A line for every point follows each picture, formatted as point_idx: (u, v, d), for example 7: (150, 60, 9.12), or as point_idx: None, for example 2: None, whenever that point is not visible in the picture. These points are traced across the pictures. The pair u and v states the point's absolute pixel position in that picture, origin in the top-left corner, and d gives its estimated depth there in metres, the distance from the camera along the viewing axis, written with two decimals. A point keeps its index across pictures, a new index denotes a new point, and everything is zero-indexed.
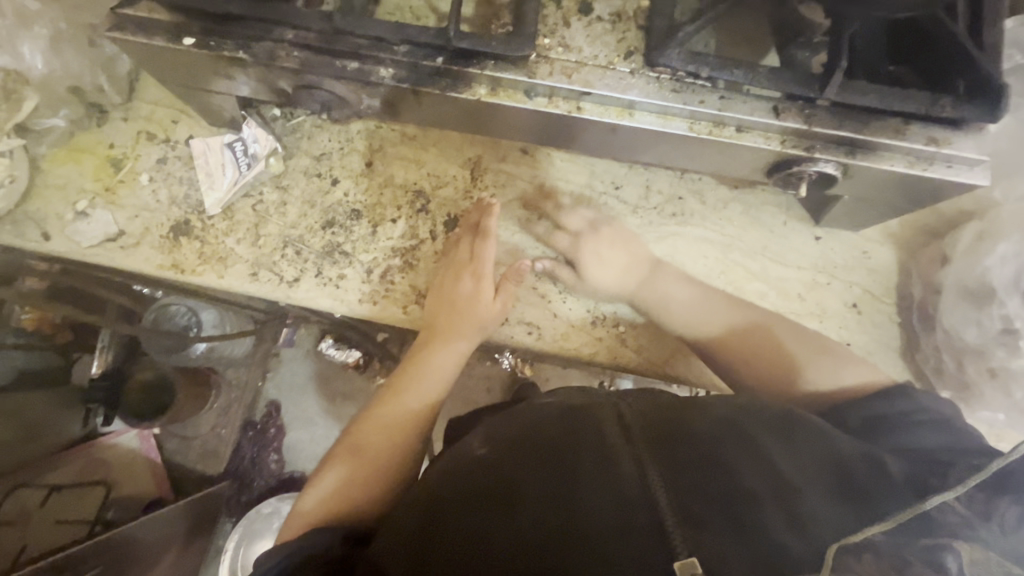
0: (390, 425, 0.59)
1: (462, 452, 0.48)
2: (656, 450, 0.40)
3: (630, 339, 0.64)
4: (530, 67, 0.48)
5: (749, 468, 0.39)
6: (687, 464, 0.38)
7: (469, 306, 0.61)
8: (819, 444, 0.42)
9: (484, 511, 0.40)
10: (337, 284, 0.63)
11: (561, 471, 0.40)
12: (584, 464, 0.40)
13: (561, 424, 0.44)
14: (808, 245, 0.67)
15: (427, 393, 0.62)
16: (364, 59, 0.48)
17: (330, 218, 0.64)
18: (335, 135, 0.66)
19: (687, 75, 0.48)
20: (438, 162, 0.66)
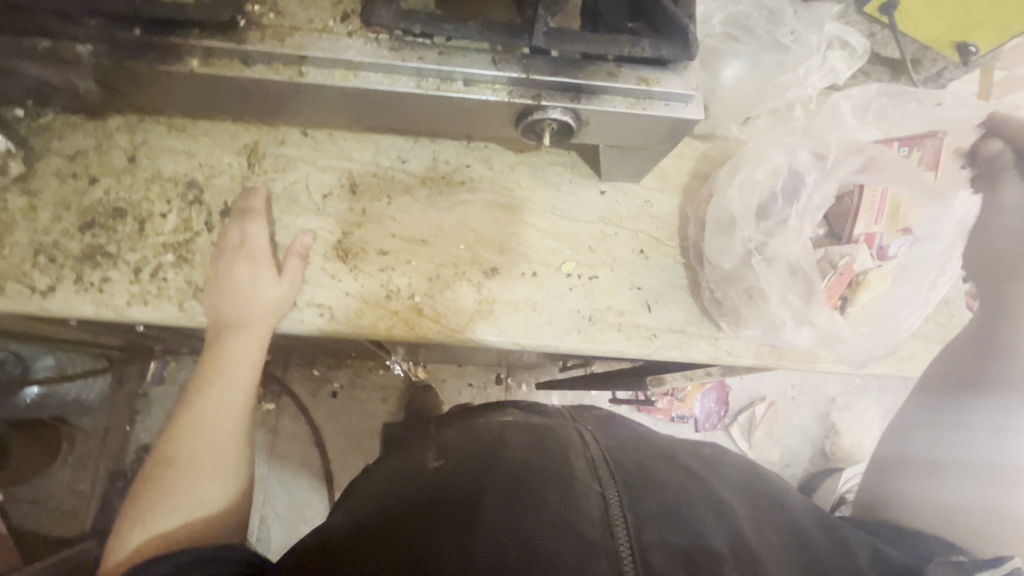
0: (205, 438, 0.58)
1: (431, 480, 0.54)
2: (622, 489, 0.48)
3: (427, 308, 0.64)
4: (237, 33, 0.47)
5: (705, 510, 0.48)
6: (651, 501, 0.47)
7: (253, 291, 0.59)
8: (783, 511, 0.52)
9: (452, 529, 0.45)
10: (104, 287, 0.59)
11: (526, 502, 0.47)
12: (548, 493, 0.47)
13: (522, 462, 0.52)
14: (594, 200, 0.70)
15: (236, 394, 0.61)
16: (55, 36, 0.45)
17: (88, 220, 0.60)
18: (89, 133, 0.62)
19: (403, 33, 0.49)
20: (210, 151, 0.63)
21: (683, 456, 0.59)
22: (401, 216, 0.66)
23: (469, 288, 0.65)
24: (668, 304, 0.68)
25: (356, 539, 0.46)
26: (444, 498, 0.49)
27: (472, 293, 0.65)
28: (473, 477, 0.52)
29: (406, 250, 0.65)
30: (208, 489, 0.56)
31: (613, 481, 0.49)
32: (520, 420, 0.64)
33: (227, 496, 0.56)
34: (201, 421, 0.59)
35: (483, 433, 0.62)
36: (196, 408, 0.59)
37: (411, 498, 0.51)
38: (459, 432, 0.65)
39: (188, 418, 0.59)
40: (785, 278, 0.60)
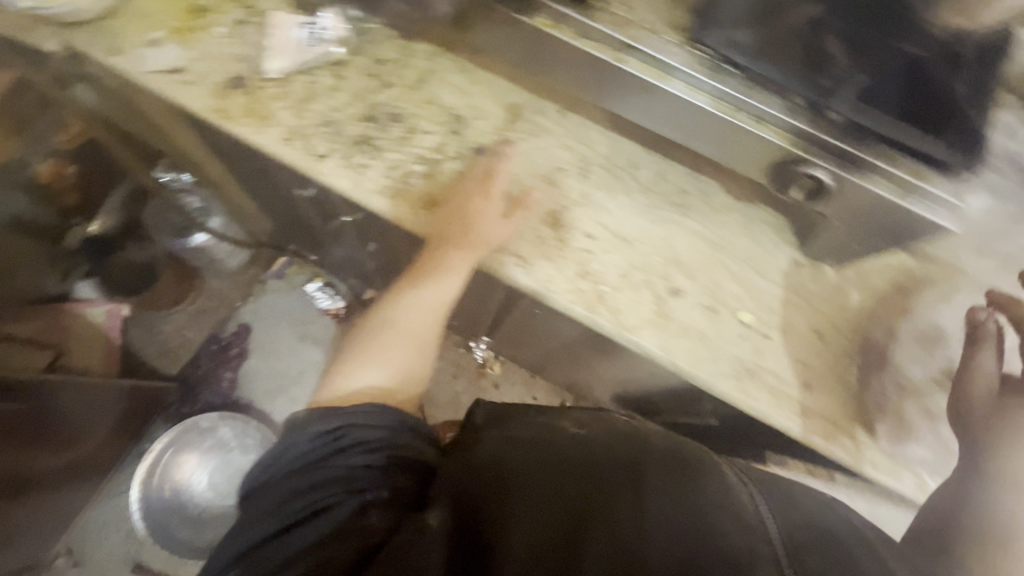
0: (400, 324, 0.72)
1: (587, 461, 0.60)
2: (770, 501, 0.53)
3: (609, 299, 0.67)
4: (590, 11, 0.55)
5: (726, 516, 0.49)
6: (832, 545, 0.47)
7: (478, 222, 0.67)
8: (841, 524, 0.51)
9: (622, 498, 0.52)
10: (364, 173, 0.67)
11: (685, 495, 0.53)
12: (705, 490, 0.53)
13: (688, 468, 0.59)
14: (790, 268, 0.71)
15: (438, 299, 0.71)
16: None
17: (371, 114, 0.69)
18: (396, 48, 0.72)
19: (722, 59, 0.54)
20: (482, 98, 0.72)
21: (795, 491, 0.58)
22: (616, 211, 0.70)
23: (653, 298, 0.68)
24: (828, 389, 0.68)
25: (527, 483, 0.56)
26: (606, 473, 0.57)
27: (652, 304, 0.68)
28: (631, 465, 0.59)
29: (609, 242, 0.69)
30: (397, 361, 0.70)
31: (767, 504, 0.53)
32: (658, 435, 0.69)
33: (408, 374, 0.70)
34: (408, 314, 0.72)
35: (643, 441, 0.67)
36: (409, 300, 0.72)
37: (576, 463, 0.60)
38: (608, 428, 0.73)
39: (402, 306, 0.72)
40: None
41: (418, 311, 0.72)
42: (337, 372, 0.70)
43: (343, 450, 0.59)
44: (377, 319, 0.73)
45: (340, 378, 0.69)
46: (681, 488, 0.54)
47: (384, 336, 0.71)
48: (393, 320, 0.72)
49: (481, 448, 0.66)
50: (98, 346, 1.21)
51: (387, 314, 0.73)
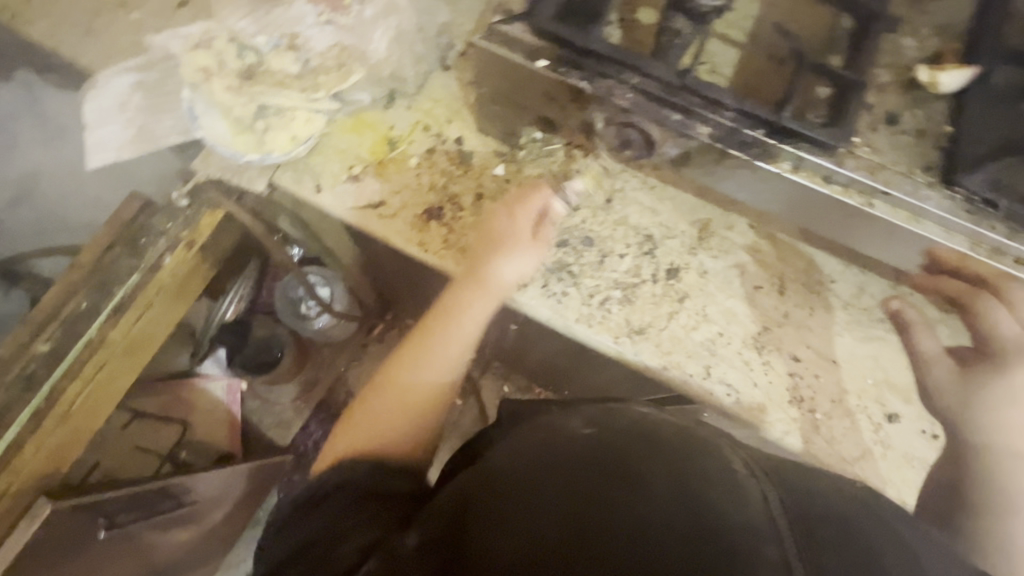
0: (408, 392, 0.69)
1: (561, 454, 0.45)
2: (774, 483, 0.38)
3: (824, 426, 0.65)
4: (836, 157, 0.54)
5: (746, 532, 0.34)
6: (823, 518, 0.36)
7: (503, 244, 0.66)
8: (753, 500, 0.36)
9: (602, 495, 0.39)
10: (549, 287, 0.69)
11: (680, 486, 0.38)
12: (706, 478, 0.38)
13: (659, 438, 0.43)
14: None
15: (427, 349, 0.71)
16: (692, 115, 0.54)
17: (564, 239, 0.70)
18: (583, 168, 0.72)
19: (981, 201, 0.52)
20: (672, 215, 0.70)
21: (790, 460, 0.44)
22: (819, 331, 0.68)
23: (868, 424, 0.66)
24: None
25: (499, 505, 0.44)
26: (568, 459, 0.44)
27: (869, 429, 0.66)
28: (620, 454, 0.42)
29: (817, 364, 0.67)
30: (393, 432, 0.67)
31: (778, 497, 0.37)
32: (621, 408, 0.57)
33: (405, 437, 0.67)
34: (420, 374, 0.70)
35: (633, 417, 0.50)
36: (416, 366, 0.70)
37: (565, 465, 0.43)
38: (617, 415, 0.52)
39: (406, 365, 0.71)
40: None
41: (432, 369, 0.70)
42: (363, 426, 0.68)
43: (319, 504, 0.59)
44: (392, 374, 0.71)
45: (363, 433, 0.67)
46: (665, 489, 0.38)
47: (396, 389, 0.70)
48: (398, 377, 0.70)
49: (481, 466, 0.52)
50: (220, 415, 1.32)
51: (388, 376, 0.72)
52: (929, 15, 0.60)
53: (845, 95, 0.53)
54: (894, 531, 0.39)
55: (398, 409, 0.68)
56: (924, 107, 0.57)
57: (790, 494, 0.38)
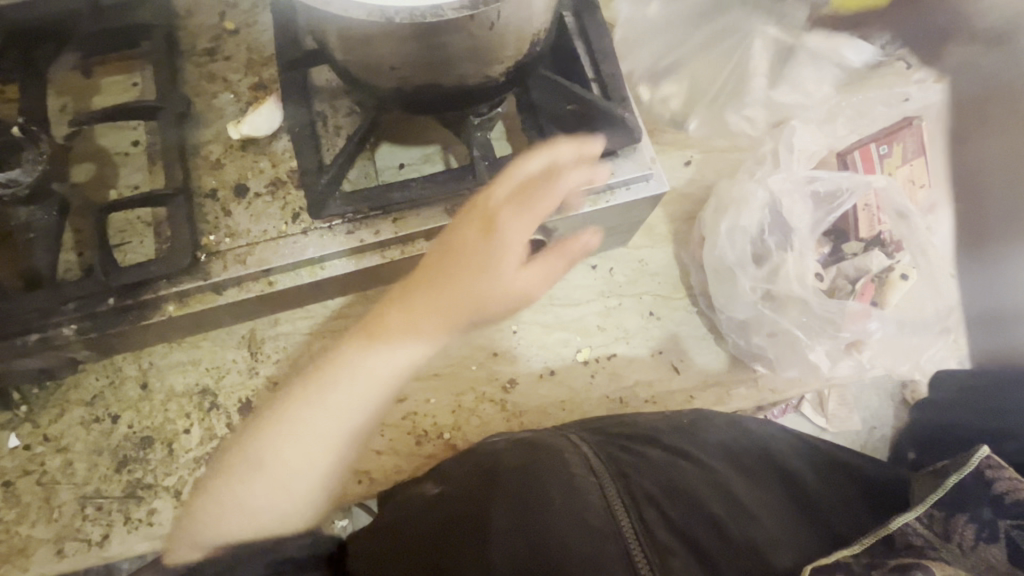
0: (373, 397, 0.46)
1: (419, 516, 0.51)
2: (616, 476, 0.49)
3: (460, 441, 0.64)
4: (203, 271, 0.48)
5: (593, 517, 0.46)
6: (649, 483, 0.49)
7: (478, 279, 0.44)
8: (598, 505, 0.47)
9: (464, 541, 0.47)
10: (130, 519, 0.60)
11: (530, 507, 0.47)
12: (550, 494, 0.48)
13: (513, 459, 0.52)
14: (587, 277, 0.68)
15: (360, 413, 0.46)
16: (40, 329, 0.47)
17: (121, 458, 0.62)
18: (100, 374, 0.63)
19: (354, 215, 0.49)
20: (214, 353, 0.65)
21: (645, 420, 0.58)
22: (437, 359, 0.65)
23: (496, 406, 0.64)
24: (696, 357, 0.65)
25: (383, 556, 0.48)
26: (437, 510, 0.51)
27: (497, 411, 0.64)
28: (478, 495, 0.49)
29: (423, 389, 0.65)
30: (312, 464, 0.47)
31: (616, 490, 0.48)
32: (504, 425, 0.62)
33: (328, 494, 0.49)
34: (325, 419, 0.46)
35: (475, 445, 0.58)
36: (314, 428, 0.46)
37: (418, 527, 0.50)
38: (452, 453, 0.59)
39: (248, 448, 0.47)
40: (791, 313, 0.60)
41: (303, 449, 0.46)
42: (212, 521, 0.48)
43: None
44: (241, 455, 0.48)
45: (205, 519, 0.48)
46: (508, 503, 0.48)
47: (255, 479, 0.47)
48: (250, 453, 0.47)
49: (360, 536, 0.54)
50: None
51: (269, 455, 0.47)
52: (234, 55, 0.55)
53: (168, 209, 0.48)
54: (714, 476, 0.50)
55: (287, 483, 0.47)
56: (272, 149, 0.52)
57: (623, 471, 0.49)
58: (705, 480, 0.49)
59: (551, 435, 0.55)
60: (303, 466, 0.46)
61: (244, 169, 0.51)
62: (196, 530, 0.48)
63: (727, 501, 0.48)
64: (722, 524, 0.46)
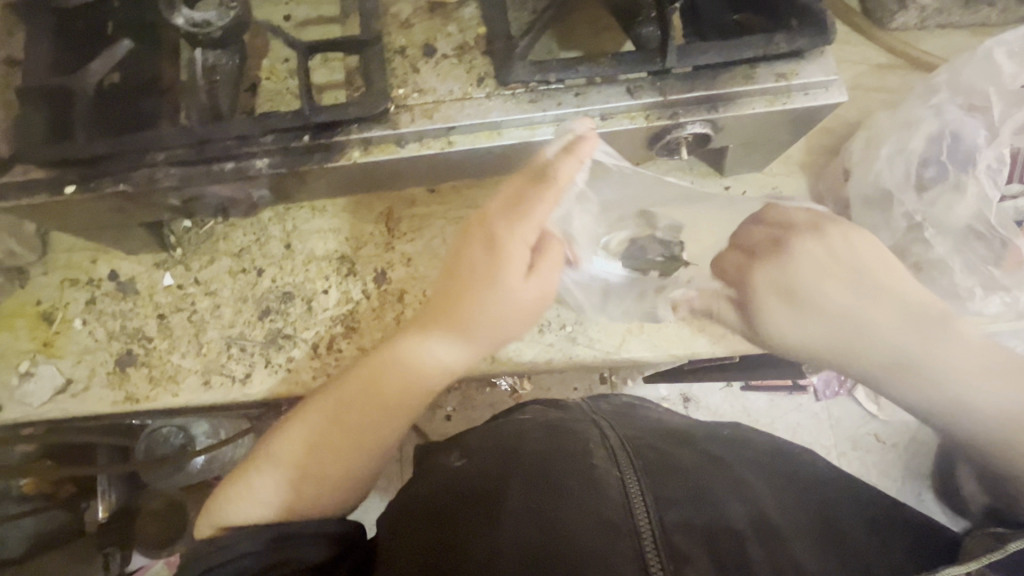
0: (361, 428, 0.55)
1: (437, 490, 0.54)
2: (642, 473, 0.49)
3: (580, 334, 0.65)
4: (392, 119, 0.50)
5: (603, 507, 0.46)
6: (674, 482, 0.48)
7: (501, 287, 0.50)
8: (614, 501, 0.47)
9: (472, 522, 0.49)
10: (271, 361, 0.64)
11: (547, 493, 0.49)
12: (567, 482, 0.49)
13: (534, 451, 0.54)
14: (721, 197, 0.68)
15: (365, 407, 0.54)
16: (238, 157, 0.50)
17: (264, 307, 0.66)
18: (248, 230, 0.67)
19: (539, 84, 0.50)
20: (353, 224, 0.68)
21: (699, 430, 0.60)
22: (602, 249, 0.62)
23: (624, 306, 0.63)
24: None
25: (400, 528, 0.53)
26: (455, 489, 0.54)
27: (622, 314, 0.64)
28: (495, 479, 0.52)
29: None
30: (323, 470, 0.55)
31: (635, 492, 0.47)
32: (550, 405, 0.66)
33: (338, 502, 0.56)
34: (327, 439, 0.55)
35: (505, 431, 0.61)
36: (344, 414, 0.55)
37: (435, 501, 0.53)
38: (489, 434, 0.62)
39: (271, 442, 0.57)
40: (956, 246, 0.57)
41: (305, 450, 0.55)
42: (233, 492, 0.55)
43: None
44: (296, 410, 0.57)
45: (225, 502, 0.55)
46: (518, 491, 0.50)
47: (303, 438, 0.55)
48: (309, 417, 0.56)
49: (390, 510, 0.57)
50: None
51: (279, 453, 0.55)
52: None
53: (364, 56, 0.50)
54: (741, 481, 0.50)
55: (297, 480, 0.55)
56: (459, 16, 0.53)
57: (647, 469, 0.50)
58: (743, 497, 0.48)
59: (577, 435, 0.55)
60: (304, 470, 0.55)
61: (432, 31, 0.52)
62: (211, 512, 0.56)
63: (751, 505, 0.47)
64: (739, 525, 0.45)
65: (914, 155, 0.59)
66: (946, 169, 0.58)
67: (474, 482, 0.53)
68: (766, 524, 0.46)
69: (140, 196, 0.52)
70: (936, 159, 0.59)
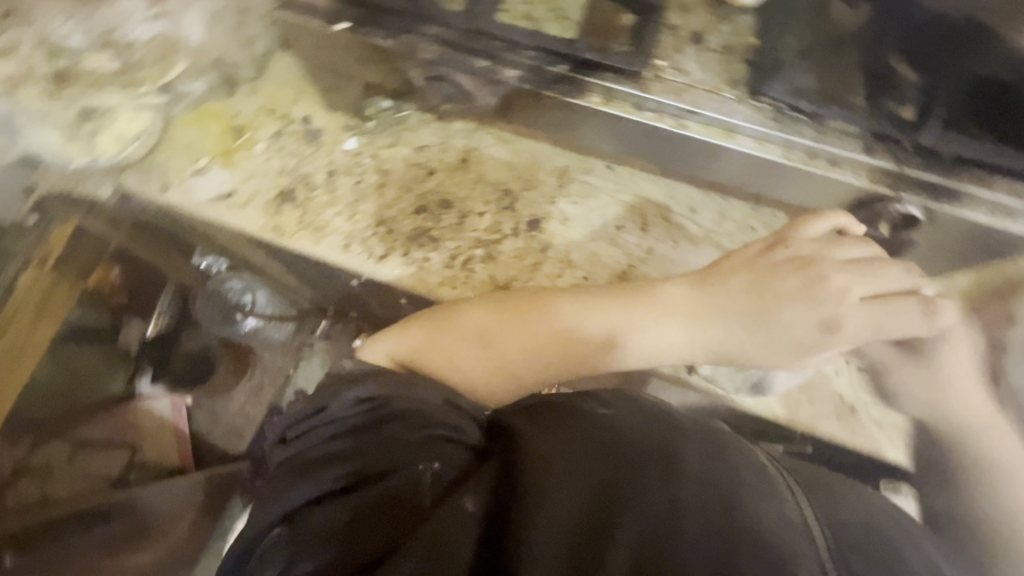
0: (564, 347, 0.60)
1: (593, 442, 0.36)
2: (807, 491, 0.38)
3: (694, 354, 0.65)
4: (643, 83, 0.53)
5: (783, 524, 0.31)
6: (853, 530, 0.35)
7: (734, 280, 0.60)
8: (784, 523, 0.31)
9: (650, 474, 0.33)
10: (410, 255, 0.67)
11: (718, 459, 0.36)
12: (744, 473, 0.35)
13: (670, 429, 0.38)
14: None
15: (608, 307, 0.60)
16: (495, 60, 0.53)
17: (422, 204, 0.69)
18: (435, 131, 0.71)
19: (788, 107, 0.52)
20: (529, 167, 0.70)
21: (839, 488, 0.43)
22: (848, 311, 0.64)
23: None
24: None
25: (538, 483, 0.32)
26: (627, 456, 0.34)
27: None
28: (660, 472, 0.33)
29: None
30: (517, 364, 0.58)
31: (811, 508, 0.36)
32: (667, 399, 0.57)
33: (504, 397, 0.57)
34: (545, 327, 0.60)
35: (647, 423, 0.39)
36: (502, 343, 0.59)
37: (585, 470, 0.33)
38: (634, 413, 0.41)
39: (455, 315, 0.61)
40: None
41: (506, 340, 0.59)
42: (393, 335, 0.60)
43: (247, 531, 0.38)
44: (448, 319, 0.61)
45: (391, 342, 0.59)
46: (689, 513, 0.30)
47: (459, 345, 0.59)
48: (469, 324, 0.60)
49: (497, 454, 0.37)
50: None
51: (462, 320, 0.60)
52: None
53: (644, 20, 0.53)
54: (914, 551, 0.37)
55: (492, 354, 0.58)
56: (735, 21, 0.55)
57: (820, 505, 0.37)
58: (909, 547, 0.35)
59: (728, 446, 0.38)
60: (494, 343, 0.59)
61: (708, 23, 0.55)
62: (381, 346, 0.59)
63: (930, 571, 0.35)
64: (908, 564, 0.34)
65: None
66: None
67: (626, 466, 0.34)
68: None
69: (392, 57, 0.56)
70: None
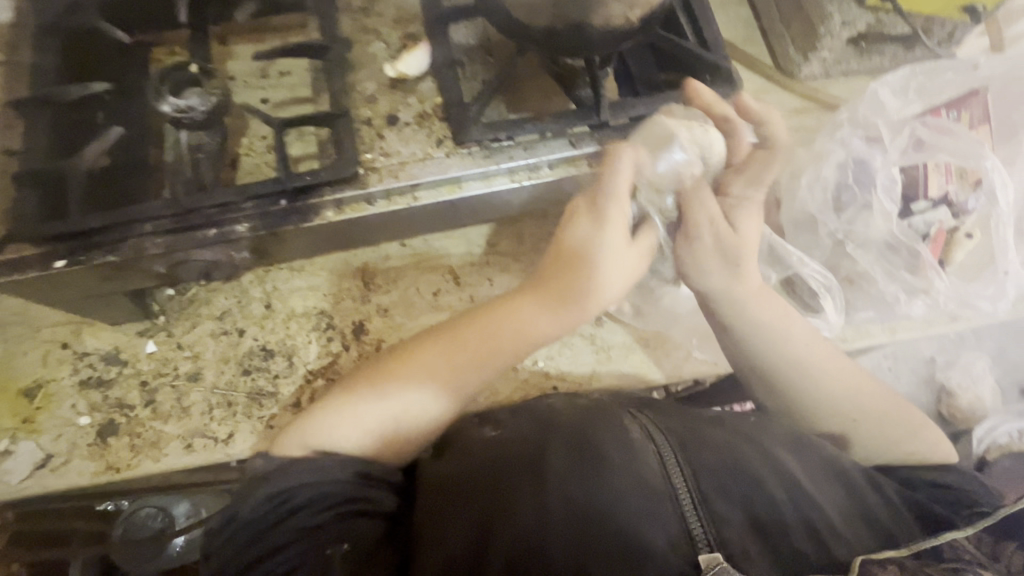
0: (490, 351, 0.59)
1: (477, 453, 0.53)
2: (674, 443, 0.48)
3: (553, 370, 0.68)
4: (362, 181, 0.56)
5: (631, 479, 0.46)
6: (705, 457, 0.48)
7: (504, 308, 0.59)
8: (610, 429, 0.50)
9: (521, 487, 0.48)
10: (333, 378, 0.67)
11: (589, 475, 0.47)
12: (608, 453, 0.48)
13: (570, 423, 0.52)
14: None
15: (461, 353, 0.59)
16: (221, 225, 0.54)
17: (246, 366, 0.68)
18: (229, 293, 0.70)
19: (490, 142, 0.57)
20: (330, 281, 0.71)
21: (727, 416, 0.55)
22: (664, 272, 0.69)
23: (584, 339, 0.69)
24: None
25: (438, 498, 0.51)
26: (495, 470, 0.50)
27: (588, 347, 0.69)
28: (532, 446, 0.51)
29: None
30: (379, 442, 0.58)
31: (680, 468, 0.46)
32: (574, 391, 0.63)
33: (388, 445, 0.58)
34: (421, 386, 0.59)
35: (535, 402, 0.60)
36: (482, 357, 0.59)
37: (476, 500, 0.49)
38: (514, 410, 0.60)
39: (365, 398, 0.58)
40: (881, 255, 0.65)
41: (359, 420, 0.57)
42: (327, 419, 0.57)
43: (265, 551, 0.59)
44: (381, 384, 0.59)
45: (319, 425, 0.57)
46: (519, 441, 0.52)
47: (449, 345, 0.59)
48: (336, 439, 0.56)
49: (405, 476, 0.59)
50: None
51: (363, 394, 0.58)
52: (384, 13, 0.64)
53: (336, 127, 0.57)
54: (774, 460, 0.49)
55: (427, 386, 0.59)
56: (417, 89, 0.60)
57: (684, 445, 0.48)
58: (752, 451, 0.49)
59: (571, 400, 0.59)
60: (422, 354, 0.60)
61: (395, 103, 0.59)
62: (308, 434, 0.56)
63: (794, 492, 0.47)
64: (782, 509, 0.45)
65: (830, 183, 0.66)
66: (855, 192, 0.65)
67: (469, 467, 0.52)
68: (805, 508, 0.46)
69: (129, 266, 0.55)
70: (847, 185, 0.66)
